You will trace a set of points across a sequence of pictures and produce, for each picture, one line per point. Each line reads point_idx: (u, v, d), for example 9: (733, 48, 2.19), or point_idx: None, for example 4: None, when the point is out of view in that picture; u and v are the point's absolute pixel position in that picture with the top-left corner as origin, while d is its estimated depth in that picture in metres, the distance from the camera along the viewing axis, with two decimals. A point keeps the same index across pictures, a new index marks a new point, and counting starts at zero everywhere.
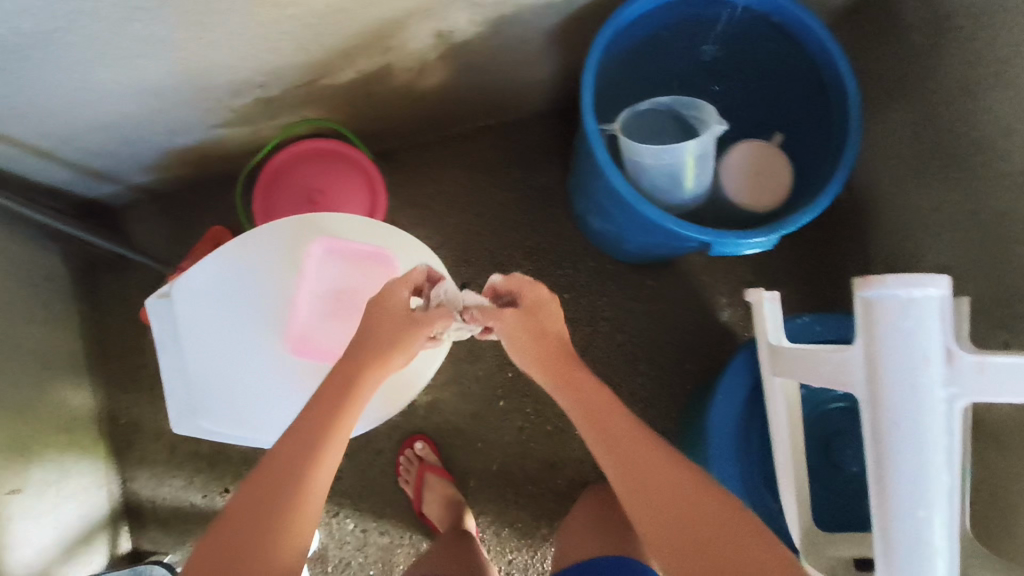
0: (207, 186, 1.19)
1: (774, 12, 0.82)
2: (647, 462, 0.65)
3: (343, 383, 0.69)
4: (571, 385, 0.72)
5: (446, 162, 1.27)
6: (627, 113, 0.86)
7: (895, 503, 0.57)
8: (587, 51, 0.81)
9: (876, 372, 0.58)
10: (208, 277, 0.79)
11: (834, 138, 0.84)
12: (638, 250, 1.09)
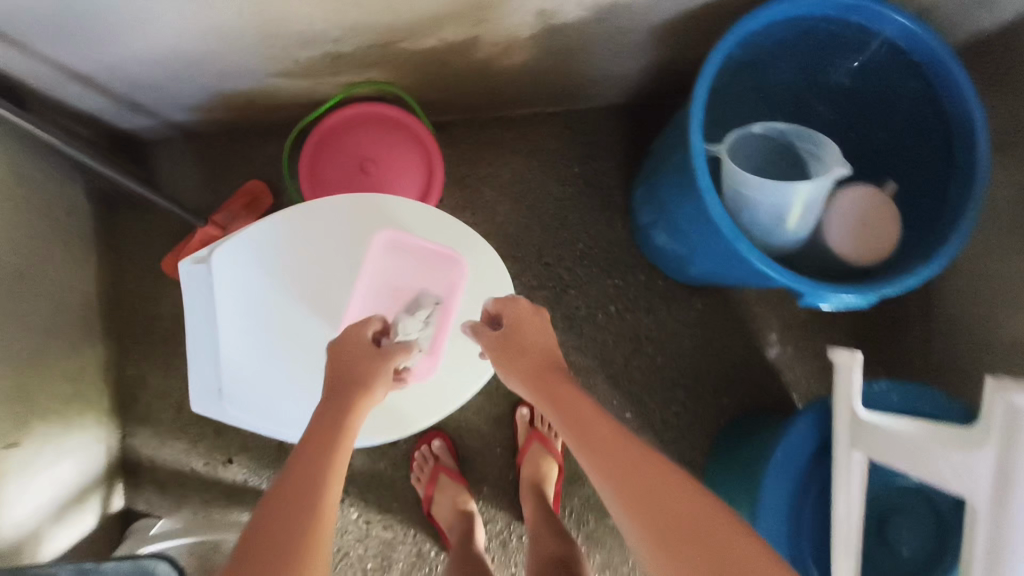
0: (249, 134, 1.09)
1: (920, 54, 0.73)
2: (630, 462, 0.59)
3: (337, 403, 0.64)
4: (557, 396, 0.65)
5: (505, 146, 1.17)
6: (737, 135, 0.76)
7: None
8: (709, 58, 0.72)
9: (1006, 486, 0.56)
10: (259, 250, 0.73)
11: (950, 206, 0.76)
12: (703, 277, 1.02)
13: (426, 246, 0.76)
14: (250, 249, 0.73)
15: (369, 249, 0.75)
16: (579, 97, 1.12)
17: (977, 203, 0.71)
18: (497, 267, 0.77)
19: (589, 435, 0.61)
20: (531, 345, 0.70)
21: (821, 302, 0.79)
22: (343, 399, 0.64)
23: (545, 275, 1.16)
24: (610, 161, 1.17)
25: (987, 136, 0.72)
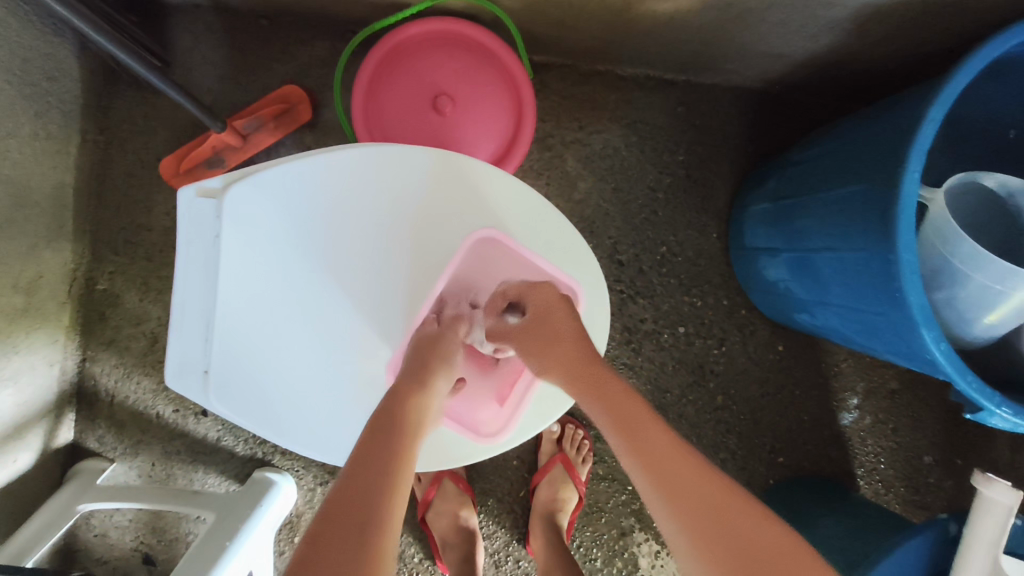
0: (295, 22, 0.86)
1: None
2: (680, 463, 0.48)
3: (393, 416, 0.50)
4: (601, 390, 0.53)
5: (603, 107, 0.95)
6: (958, 178, 0.57)
7: None
8: (969, 68, 0.52)
9: None
10: (303, 200, 0.56)
11: None
12: (811, 328, 0.85)
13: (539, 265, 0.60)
14: (294, 189, 0.55)
15: (464, 242, 0.59)
16: (709, 68, 0.90)
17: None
18: (600, 296, 0.61)
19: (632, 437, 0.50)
20: (562, 346, 0.56)
21: (990, 421, 0.61)
22: (401, 415, 0.51)
23: (614, 275, 0.97)
24: (722, 155, 0.96)
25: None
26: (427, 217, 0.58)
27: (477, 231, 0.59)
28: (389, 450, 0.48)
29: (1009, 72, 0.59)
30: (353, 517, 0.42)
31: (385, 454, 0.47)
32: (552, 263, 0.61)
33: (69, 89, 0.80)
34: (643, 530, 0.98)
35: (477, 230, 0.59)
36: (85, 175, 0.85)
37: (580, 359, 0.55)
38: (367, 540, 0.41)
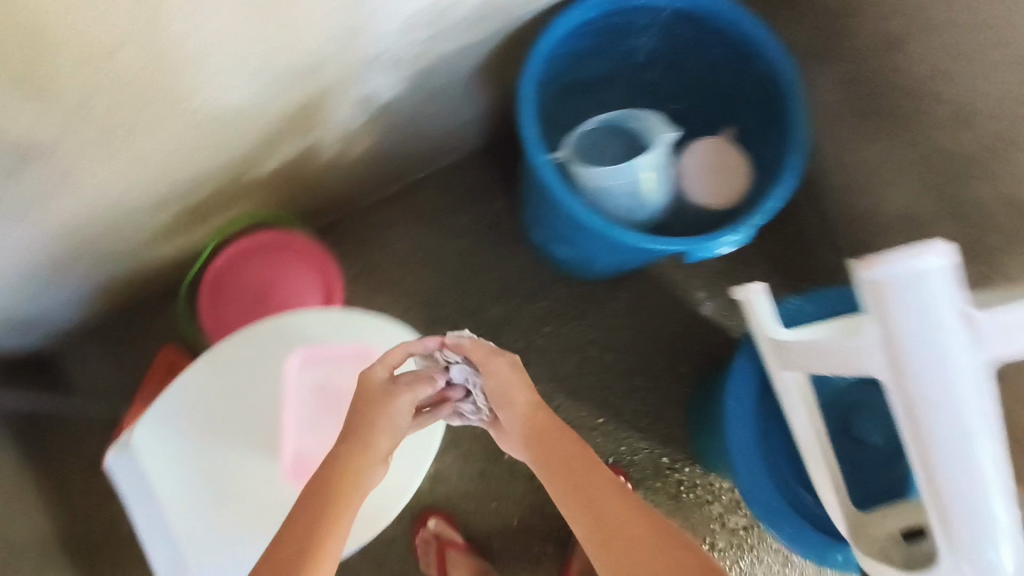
0: (144, 306, 1.09)
1: (694, 10, 0.84)
2: (595, 485, 0.67)
3: (322, 501, 0.63)
4: (543, 449, 0.70)
5: (392, 221, 1.20)
6: (572, 137, 0.84)
7: (944, 473, 0.60)
8: (523, 83, 0.81)
9: (898, 358, 0.60)
10: (174, 419, 0.75)
11: (781, 136, 0.84)
12: (613, 271, 1.07)
13: (349, 349, 0.78)
14: (164, 418, 0.74)
15: (288, 372, 0.77)
16: (440, 154, 1.18)
17: (800, 112, 0.81)
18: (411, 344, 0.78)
19: (562, 459, 0.69)
20: (510, 393, 0.73)
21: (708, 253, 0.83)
22: (327, 496, 0.64)
23: (476, 324, 1.19)
24: (492, 198, 1.22)
25: (781, 53, 0.81)
26: (259, 375, 0.76)
27: (291, 359, 0.77)
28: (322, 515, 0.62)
29: (566, 61, 0.88)
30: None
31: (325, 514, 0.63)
32: (358, 344, 0.78)
33: (6, 454, 0.99)
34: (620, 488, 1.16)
35: (291, 358, 0.77)
36: (51, 508, 1.03)
37: (536, 412, 0.72)
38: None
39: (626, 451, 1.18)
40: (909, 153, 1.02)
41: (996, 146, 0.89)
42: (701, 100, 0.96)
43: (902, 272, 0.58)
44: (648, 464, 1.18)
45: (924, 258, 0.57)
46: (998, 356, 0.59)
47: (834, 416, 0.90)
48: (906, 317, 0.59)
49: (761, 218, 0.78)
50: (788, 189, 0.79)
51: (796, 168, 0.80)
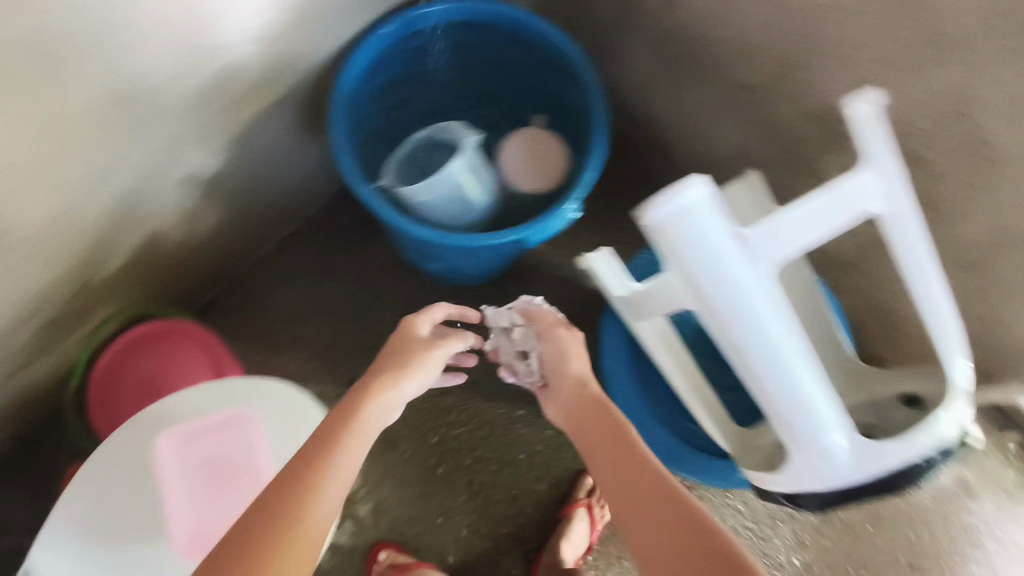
0: (41, 430, 1.09)
1: (473, 17, 0.90)
2: (627, 460, 0.71)
3: (321, 449, 0.67)
4: (582, 420, 0.79)
5: (273, 281, 1.24)
6: (393, 163, 0.89)
7: (765, 377, 0.68)
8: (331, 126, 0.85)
9: (697, 286, 0.67)
10: (69, 531, 0.78)
11: (584, 107, 0.91)
12: (488, 269, 1.13)
13: (219, 418, 0.84)
14: (60, 534, 0.78)
15: (165, 456, 0.81)
16: (301, 206, 1.22)
17: (595, 88, 0.89)
18: (277, 394, 0.85)
19: (601, 438, 0.75)
20: (567, 360, 0.85)
21: (548, 233, 0.89)
22: (321, 449, 0.67)
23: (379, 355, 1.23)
24: (364, 233, 1.26)
25: (559, 34, 0.88)
26: (140, 468, 0.81)
27: (165, 442, 0.82)
28: (316, 456, 0.66)
29: (374, 93, 0.94)
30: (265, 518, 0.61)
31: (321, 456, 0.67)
32: (226, 410, 0.84)
33: None
34: (556, 470, 1.20)
35: (165, 442, 0.82)
36: None
37: (581, 393, 0.81)
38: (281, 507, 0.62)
39: (553, 432, 1.22)
40: (713, 92, 1.13)
41: (768, 69, 1.00)
42: (510, 94, 1.03)
43: (677, 218, 0.64)
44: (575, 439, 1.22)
45: (691, 199, 0.63)
46: (775, 261, 0.66)
47: (700, 346, 1.00)
48: (695, 254, 0.65)
49: (581, 188, 0.85)
50: (599, 155, 0.86)
51: (602, 142, 0.88)
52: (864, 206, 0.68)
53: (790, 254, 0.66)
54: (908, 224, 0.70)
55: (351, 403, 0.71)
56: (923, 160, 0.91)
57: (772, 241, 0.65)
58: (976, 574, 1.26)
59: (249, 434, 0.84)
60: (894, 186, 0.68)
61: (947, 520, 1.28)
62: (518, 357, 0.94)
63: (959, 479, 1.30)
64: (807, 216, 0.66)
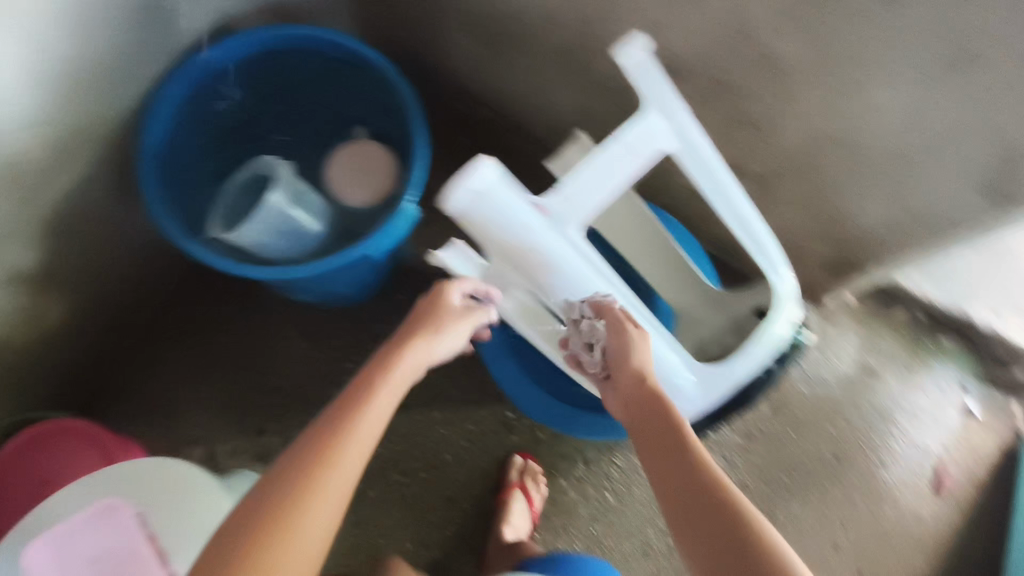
0: None
1: (265, 44, 0.88)
2: (661, 433, 0.67)
3: (327, 436, 0.63)
4: (638, 415, 0.70)
5: (158, 351, 1.21)
6: (217, 211, 0.87)
7: (577, 298, 0.79)
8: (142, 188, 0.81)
9: (508, 253, 0.71)
10: None
11: (400, 108, 0.91)
12: (361, 286, 1.13)
13: (87, 513, 0.82)
14: None
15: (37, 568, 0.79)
16: (163, 269, 1.18)
17: (405, 87, 0.88)
18: (150, 469, 0.85)
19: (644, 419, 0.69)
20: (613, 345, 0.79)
21: (392, 239, 0.89)
22: (328, 433, 0.63)
23: (282, 397, 1.21)
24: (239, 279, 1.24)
25: (354, 43, 0.87)
26: None
27: (33, 554, 0.80)
28: (322, 441, 0.62)
29: (186, 143, 0.91)
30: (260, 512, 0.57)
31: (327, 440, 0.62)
32: (94, 503, 0.83)
33: None
34: (484, 459, 1.23)
35: (33, 553, 0.80)
36: None
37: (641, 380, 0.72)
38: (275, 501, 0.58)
39: (473, 425, 1.24)
40: (537, 62, 1.14)
41: (574, 28, 1.01)
42: (329, 107, 1.00)
43: (475, 215, 0.65)
44: (496, 426, 1.24)
45: (483, 195, 0.64)
46: (574, 221, 0.70)
47: None
48: (504, 241, 0.68)
49: (412, 187, 0.85)
50: (422, 152, 0.87)
51: (424, 138, 0.88)
52: (654, 147, 0.70)
53: (588, 213, 0.70)
54: (701, 152, 0.72)
55: (359, 387, 0.68)
56: (731, 84, 0.94)
57: (568, 204, 0.69)
58: (896, 445, 1.34)
59: (124, 523, 0.82)
60: (680, 123, 0.71)
61: (858, 404, 1.36)
62: (585, 348, 0.81)
63: (861, 364, 1.38)
64: (600, 174, 0.69)
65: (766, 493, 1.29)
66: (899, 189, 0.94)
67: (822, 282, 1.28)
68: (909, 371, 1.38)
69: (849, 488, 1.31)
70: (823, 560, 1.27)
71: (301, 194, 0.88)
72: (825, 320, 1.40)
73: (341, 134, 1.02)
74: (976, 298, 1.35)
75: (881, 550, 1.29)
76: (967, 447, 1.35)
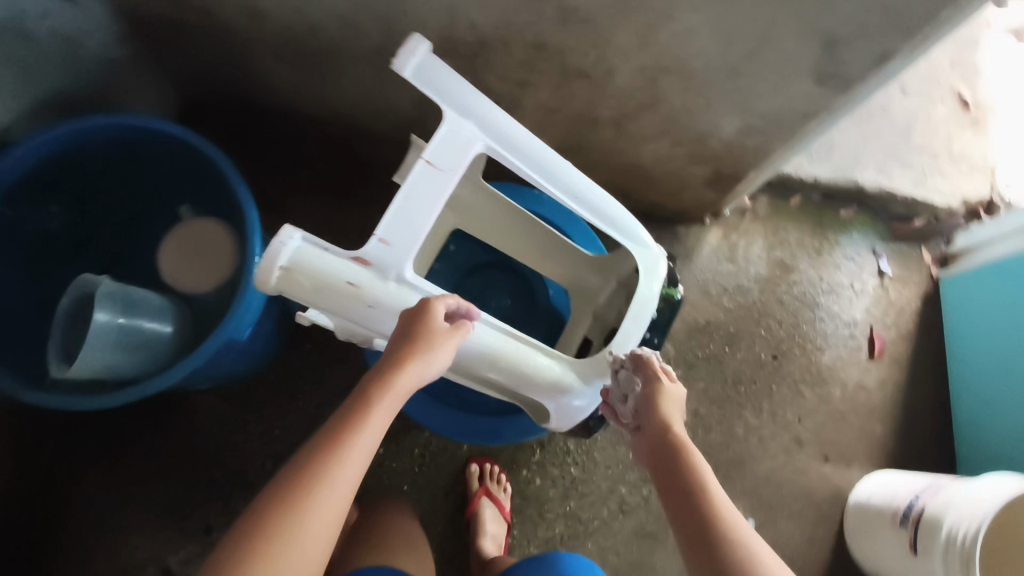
0: None
1: (55, 148, 0.78)
2: (687, 492, 0.63)
3: (314, 466, 0.56)
4: (664, 465, 0.67)
5: (73, 484, 1.14)
6: (53, 353, 0.79)
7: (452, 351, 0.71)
8: None
9: (349, 318, 0.65)
10: None
11: (221, 175, 0.85)
12: (253, 363, 1.09)
13: None
14: None
15: None
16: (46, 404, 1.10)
17: (209, 148, 0.82)
18: None
19: (670, 472, 0.66)
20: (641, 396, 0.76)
21: (250, 315, 0.84)
22: (313, 465, 0.56)
23: (220, 486, 1.17)
24: None
25: (154, 121, 0.80)
26: None
27: None
28: (307, 475, 0.56)
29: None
30: (240, 552, 0.52)
31: (309, 472, 0.56)
32: None
33: None
34: (445, 477, 1.21)
35: None
36: None
37: (670, 434, 0.68)
38: (256, 539, 0.53)
39: (422, 447, 1.21)
40: (360, 70, 1.07)
41: (379, 28, 0.94)
42: (143, 187, 0.93)
43: (296, 286, 0.60)
44: (445, 441, 1.22)
45: (296, 265, 0.59)
46: (403, 266, 0.65)
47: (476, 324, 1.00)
48: (340, 306, 0.63)
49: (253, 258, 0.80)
50: (254, 218, 0.82)
51: (252, 200, 0.83)
52: (465, 154, 0.69)
53: (414, 250, 0.65)
54: (514, 142, 0.72)
55: (349, 410, 0.60)
56: (550, 46, 0.89)
57: (390, 247, 0.64)
58: (827, 327, 1.38)
59: None
60: (483, 121, 0.69)
61: (782, 301, 1.38)
62: (615, 401, 0.77)
63: (774, 261, 1.40)
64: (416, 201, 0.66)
65: (722, 413, 1.31)
66: (746, 100, 0.92)
67: (715, 198, 1.28)
68: (819, 253, 1.41)
69: (795, 382, 1.34)
70: (791, 457, 1.31)
71: (138, 301, 0.81)
72: (730, 231, 1.40)
73: (167, 209, 0.95)
74: (861, 166, 1.37)
75: (840, 429, 1.33)
76: (890, 308, 1.40)
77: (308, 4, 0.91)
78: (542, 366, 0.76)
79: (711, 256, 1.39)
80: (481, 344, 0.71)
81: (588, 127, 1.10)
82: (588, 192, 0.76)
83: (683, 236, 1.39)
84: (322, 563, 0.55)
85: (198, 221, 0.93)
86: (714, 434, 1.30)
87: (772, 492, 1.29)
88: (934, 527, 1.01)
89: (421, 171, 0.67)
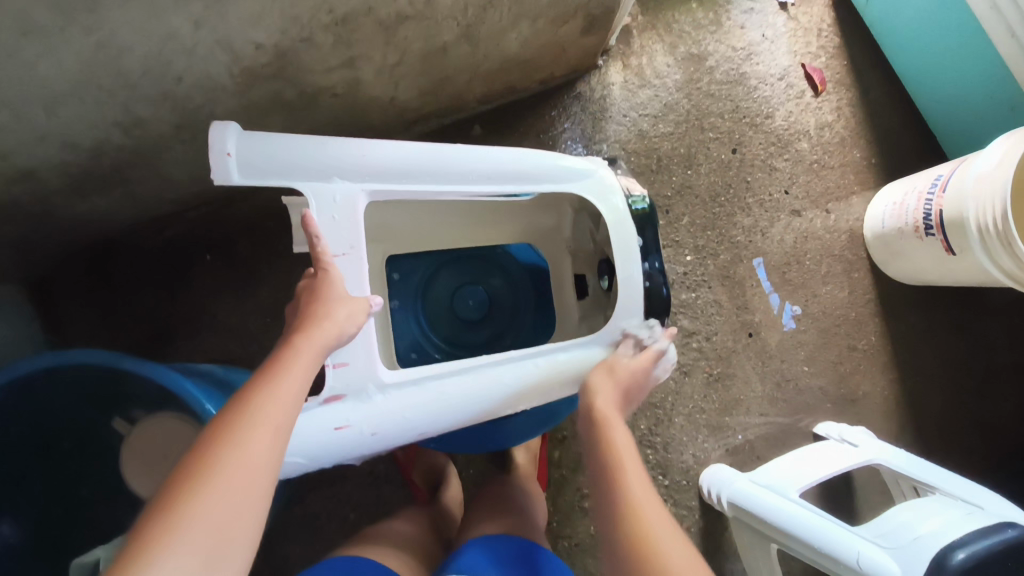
0: None
1: None
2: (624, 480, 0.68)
3: (241, 409, 0.53)
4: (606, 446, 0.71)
5: None
6: None
7: (476, 412, 0.72)
8: None
9: (362, 450, 0.68)
10: None
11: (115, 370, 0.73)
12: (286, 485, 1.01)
13: None
14: None
15: None
16: None
17: (82, 356, 0.71)
18: None
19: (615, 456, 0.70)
20: None
21: None
22: (241, 410, 0.52)
23: None
24: None
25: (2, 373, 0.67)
26: None
27: None
28: (235, 419, 0.52)
29: None
30: (174, 502, 0.46)
31: (238, 416, 0.52)
32: None
33: None
34: None
35: None
36: None
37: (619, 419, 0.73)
38: (190, 485, 0.47)
39: None
40: (177, 153, 0.89)
41: (162, 107, 0.76)
42: (53, 430, 0.80)
43: (299, 462, 0.64)
44: None
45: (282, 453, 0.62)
46: (379, 379, 0.67)
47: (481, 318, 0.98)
48: (345, 451, 0.66)
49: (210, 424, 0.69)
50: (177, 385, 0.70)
51: (162, 370, 0.71)
52: (359, 211, 0.69)
53: (376, 361, 0.67)
54: (400, 171, 0.71)
55: (271, 363, 0.58)
56: (353, 15, 0.73)
57: (352, 369, 0.66)
58: (763, 89, 1.31)
59: None
60: (351, 173, 0.68)
61: (711, 94, 1.29)
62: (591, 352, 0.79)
63: (683, 58, 1.29)
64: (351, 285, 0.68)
65: (719, 232, 1.27)
66: None
67: (598, 37, 1.14)
68: (718, 24, 1.31)
69: (764, 161, 1.30)
70: (798, 230, 1.29)
71: None
72: (626, 59, 1.28)
73: (90, 429, 0.82)
74: None
75: (825, 176, 1.30)
76: (809, 35, 1.32)
77: (72, 132, 0.73)
78: (560, 360, 0.76)
79: (624, 95, 1.27)
80: (488, 386, 0.71)
81: (439, 58, 0.95)
82: (493, 162, 0.75)
83: (587, 91, 1.27)
84: (262, 510, 0.50)
85: (133, 430, 0.79)
86: (722, 255, 1.27)
87: (800, 271, 1.28)
88: (961, 224, 1.01)
89: (342, 262, 0.68)
